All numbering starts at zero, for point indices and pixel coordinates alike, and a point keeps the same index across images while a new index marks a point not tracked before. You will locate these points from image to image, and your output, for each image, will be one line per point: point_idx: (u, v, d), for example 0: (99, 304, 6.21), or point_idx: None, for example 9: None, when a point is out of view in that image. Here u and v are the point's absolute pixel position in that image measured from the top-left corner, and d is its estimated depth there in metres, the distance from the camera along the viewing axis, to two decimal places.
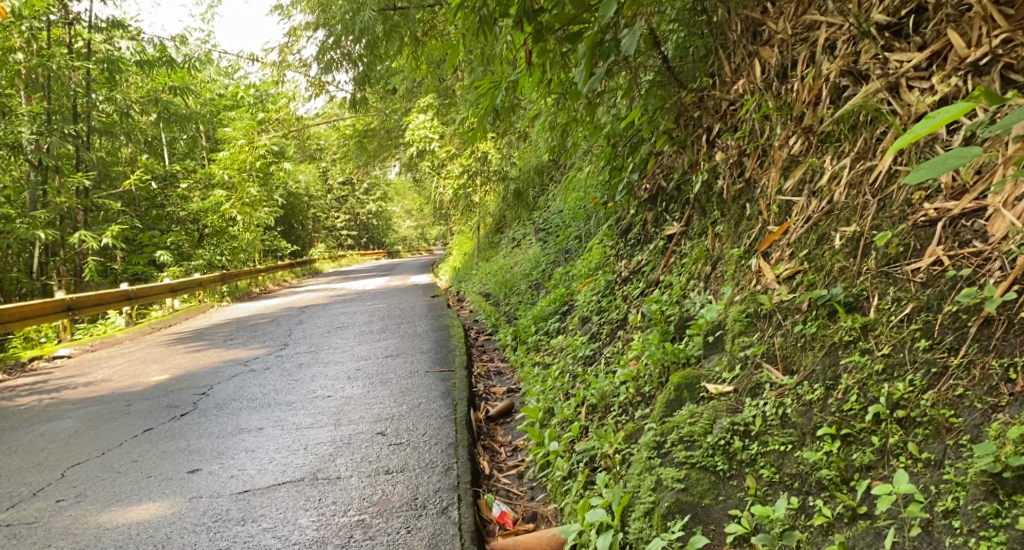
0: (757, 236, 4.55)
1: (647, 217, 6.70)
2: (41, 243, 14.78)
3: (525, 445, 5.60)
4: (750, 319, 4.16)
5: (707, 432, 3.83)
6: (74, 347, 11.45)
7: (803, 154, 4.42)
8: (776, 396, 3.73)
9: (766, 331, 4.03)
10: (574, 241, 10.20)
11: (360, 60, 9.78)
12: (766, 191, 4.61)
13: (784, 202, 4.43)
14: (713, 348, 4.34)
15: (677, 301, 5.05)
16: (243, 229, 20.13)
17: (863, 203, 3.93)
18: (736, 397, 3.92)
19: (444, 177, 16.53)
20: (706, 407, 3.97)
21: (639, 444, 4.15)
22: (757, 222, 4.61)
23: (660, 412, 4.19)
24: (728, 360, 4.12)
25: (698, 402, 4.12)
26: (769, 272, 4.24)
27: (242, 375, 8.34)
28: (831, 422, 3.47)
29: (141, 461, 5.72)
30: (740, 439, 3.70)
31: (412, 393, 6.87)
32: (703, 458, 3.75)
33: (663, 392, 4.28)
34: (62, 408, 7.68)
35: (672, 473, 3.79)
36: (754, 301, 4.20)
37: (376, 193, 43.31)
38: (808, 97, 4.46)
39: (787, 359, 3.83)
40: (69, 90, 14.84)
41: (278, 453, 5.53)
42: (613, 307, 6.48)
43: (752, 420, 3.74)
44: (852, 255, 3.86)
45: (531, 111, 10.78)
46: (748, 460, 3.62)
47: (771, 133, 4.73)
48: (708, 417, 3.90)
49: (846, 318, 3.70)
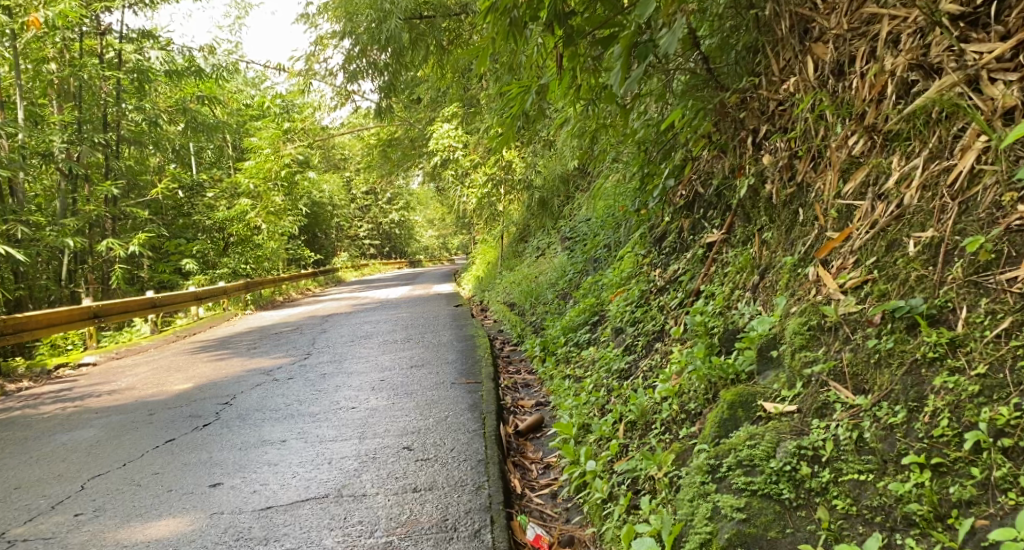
0: (814, 243, 4.32)
1: (683, 224, 6.44)
2: (70, 251, 14.72)
3: (557, 463, 5.34)
4: (813, 333, 3.91)
5: (770, 457, 3.62)
6: (99, 355, 11.33)
7: (865, 155, 4.18)
8: (849, 418, 3.52)
9: (832, 346, 3.81)
10: (602, 250, 9.92)
11: (387, 68, 9.58)
12: (823, 195, 4.39)
13: (844, 206, 4.21)
14: (769, 364, 4.12)
15: (723, 312, 4.81)
16: (267, 238, 20.64)
17: (940, 206, 3.69)
18: (801, 418, 3.70)
19: (468, 186, 16.30)
20: (767, 429, 3.76)
21: (689, 466, 3.94)
22: (813, 228, 4.38)
23: (714, 432, 3.97)
24: (789, 377, 3.91)
25: (755, 422, 3.91)
26: (831, 282, 4.00)
27: (265, 385, 8.14)
28: (919, 450, 3.27)
29: (161, 473, 5.52)
30: (809, 465, 3.50)
31: (438, 405, 6.63)
32: (764, 485, 3.55)
33: (715, 410, 4.06)
34: (84, 417, 7.51)
35: (731, 502, 3.58)
36: (817, 313, 3.95)
37: (399, 203, 43.21)
38: (869, 94, 4.21)
39: (857, 378, 3.62)
40: (99, 99, 14.82)
41: (301, 467, 5.31)
42: (648, 318, 6.20)
43: (822, 444, 3.52)
44: (930, 263, 3.63)
45: (559, 118, 10.57)
46: (818, 489, 3.42)
47: (827, 134, 4.48)
48: (771, 440, 3.69)
49: (929, 332, 3.47)
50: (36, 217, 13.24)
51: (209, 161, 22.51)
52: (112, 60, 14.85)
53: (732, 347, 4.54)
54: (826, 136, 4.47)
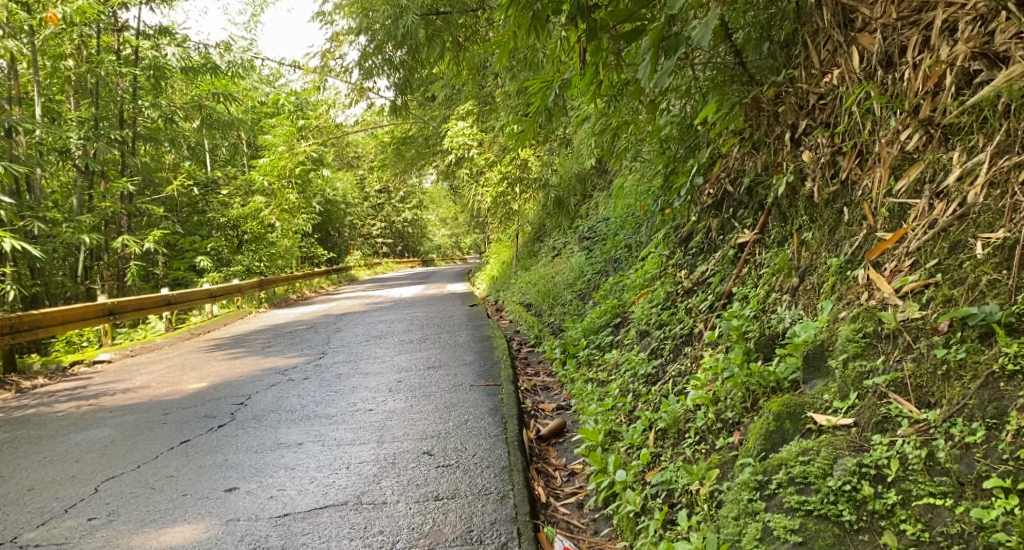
0: (863, 244, 4.21)
1: (710, 224, 6.24)
2: (86, 247, 14.63)
3: (582, 471, 5.15)
4: (869, 341, 3.82)
5: (826, 475, 3.54)
6: (115, 352, 11.22)
7: (920, 150, 4.08)
8: (917, 435, 3.44)
9: (891, 355, 3.71)
10: (622, 250, 9.72)
11: (403, 65, 9.38)
12: (871, 193, 4.28)
13: (896, 205, 4.10)
14: (814, 373, 4.01)
15: (760, 316, 4.65)
16: (281, 236, 20.43)
17: (1011, 204, 3.62)
18: (858, 432, 3.62)
19: (483, 185, 16.12)
20: (820, 443, 3.67)
21: (733, 480, 3.86)
22: (861, 228, 4.27)
23: (759, 446, 3.88)
24: (840, 387, 3.81)
25: (804, 435, 3.81)
26: (886, 285, 3.91)
27: (281, 385, 7.99)
28: (1002, 473, 3.21)
29: (175, 476, 5.36)
30: (871, 485, 3.43)
31: (458, 408, 6.46)
32: (820, 505, 3.49)
33: (759, 421, 3.98)
34: (99, 416, 7.37)
35: (784, 523, 3.53)
36: (872, 320, 3.85)
37: (412, 201, 43.00)
38: (924, 86, 4.12)
39: (921, 390, 3.54)
40: (116, 96, 14.73)
41: (318, 472, 5.14)
42: (676, 320, 6.00)
43: (886, 461, 3.45)
44: (1003, 266, 3.56)
45: (577, 115, 10.38)
46: (882, 511, 3.36)
47: (874, 129, 4.35)
48: (827, 456, 3.60)
49: (1008, 342, 3.40)
50: (54, 213, 13.16)
51: (224, 158, 22.41)
52: (129, 56, 14.74)
53: (772, 353, 4.38)
54: (874, 131, 4.34)
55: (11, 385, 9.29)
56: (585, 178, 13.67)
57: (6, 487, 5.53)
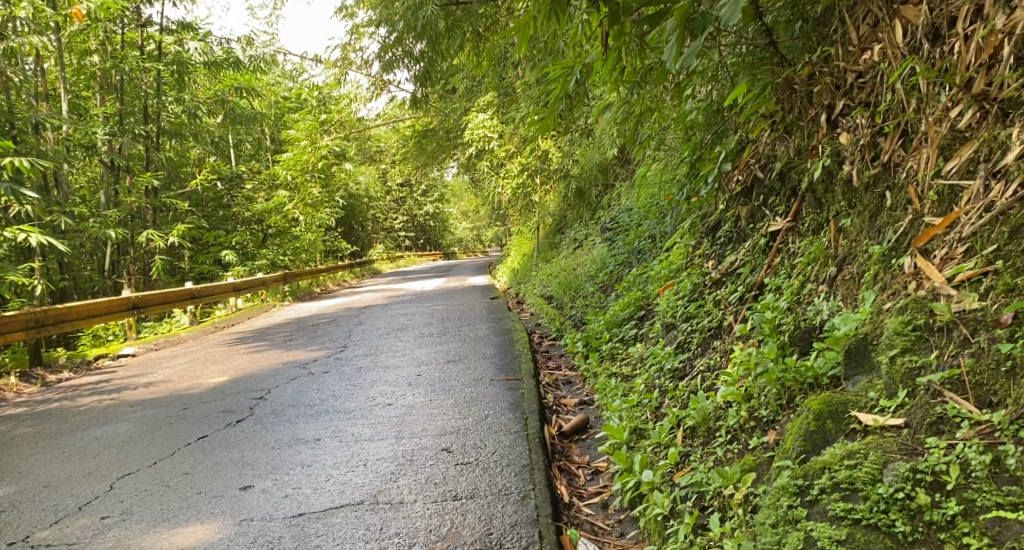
0: (908, 231, 3.98)
1: (740, 212, 6.04)
2: (112, 242, 14.60)
3: (606, 469, 4.95)
4: (920, 334, 3.59)
5: (876, 481, 3.32)
6: (139, 346, 11.14)
7: (974, 128, 3.84)
8: (979, 439, 3.23)
9: (945, 350, 3.50)
10: (646, 241, 9.50)
11: (423, 57, 9.30)
12: (918, 175, 4.04)
13: (946, 187, 3.86)
14: (857, 369, 3.78)
15: (795, 307, 4.43)
16: (305, 230, 19.85)
17: None
18: (910, 435, 3.39)
19: (503, 177, 15.92)
20: (866, 445, 3.44)
21: (770, 484, 3.64)
22: (906, 213, 4.03)
23: (798, 447, 3.65)
24: (886, 385, 3.59)
25: (848, 436, 3.59)
26: (938, 274, 3.67)
27: (301, 379, 7.85)
28: None
29: (191, 473, 5.20)
30: (928, 493, 3.21)
31: (478, 403, 6.27)
32: (870, 513, 3.27)
33: (797, 420, 3.74)
34: (120, 411, 7.24)
35: (829, 533, 3.30)
36: (922, 312, 3.63)
37: (433, 194, 42.84)
38: (977, 58, 3.87)
39: (982, 388, 3.32)
40: (140, 92, 14.64)
41: (335, 469, 4.94)
42: (704, 312, 5.79)
43: (945, 467, 3.23)
44: None
45: (599, 102, 10.17)
46: (942, 522, 3.15)
47: (920, 107, 4.12)
48: (876, 459, 3.38)
49: None
50: (80, 208, 13.13)
51: (248, 153, 22.38)
52: (153, 50, 14.66)
53: (809, 347, 4.15)
54: (920, 109, 4.10)
55: (35, 378, 9.20)
56: (607, 167, 13.40)
57: (22, 484, 5.38)
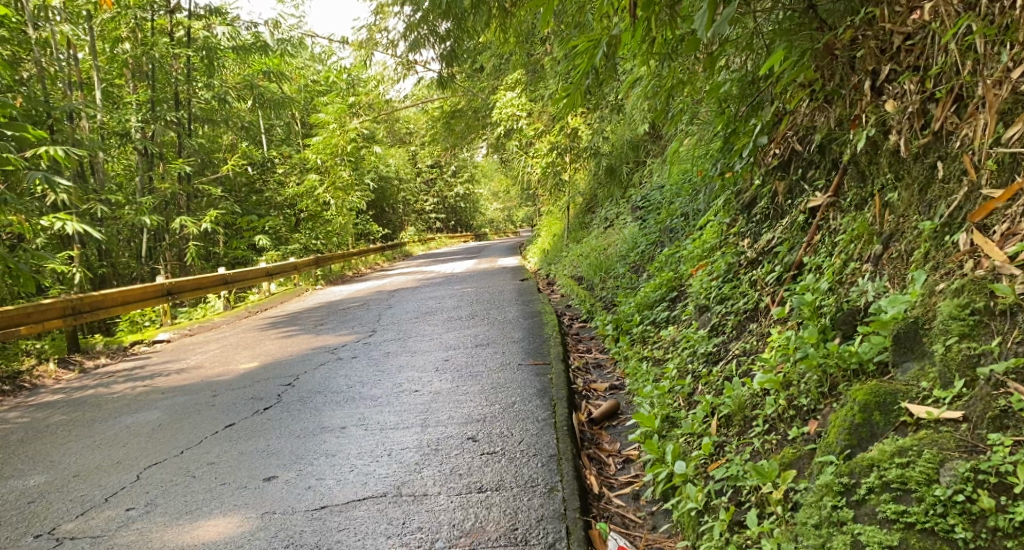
0: (963, 204, 3.72)
1: (777, 187, 5.86)
2: (148, 229, 14.60)
3: (637, 459, 4.77)
4: (979, 319, 3.35)
5: (932, 482, 3.12)
6: (173, 331, 11.09)
7: None
8: None
9: (1008, 336, 3.25)
10: (679, 219, 9.25)
11: (448, 35, 9.27)
12: (973, 143, 3.78)
13: (1005, 155, 3.59)
14: (907, 355, 3.54)
15: (837, 289, 4.21)
16: (337, 213, 20.02)
17: None
18: (970, 430, 3.17)
19: (532, 156, 15.65)
20: (921, 441, 3.23)
21: (815, 481, 3.43)
22: (962, 184, 3.77)
23: (843, 442, 3.43)
24: (940, 374, 3.35)
25: (897, 429, 3.36)
26: (998, 252, 3.42)
27: (329, 365, 7.73)
28: None
29: (217, 464, 4.88)
30: (991, 496, 3.01)
31: (505, 390, 6.10)
32: (926, 517, 3.08)
33: (841, 412, 3.53)
34: (151, 397, 7.11)
35: (880, 539, 3.11)
36: (981, 293, 3.38)
37: (464, 175, 42.60)
38: None
39: None
40: (172, 79, 14.54)
41: (359, 458, 4.75)
42: (739, 294, 5.60)
43: (1010, 467, 3.02)
44: None
45: (630, 77, 9.90)
46: (1007, 528, 2.95)
47: (976, 69, 3.84)
48: (932, 456, 3.17)
49: None
50: (115, 195, 13.15)
51: (280, 138, 22.30)
52: (183, 36, 14.54)
53: (851, 331, 3.92)
54: (977, 71, 3.83)
55: (73, 364, 9.20)
56: (638, 143, 13.09)
57: (51, 474, 5.09)
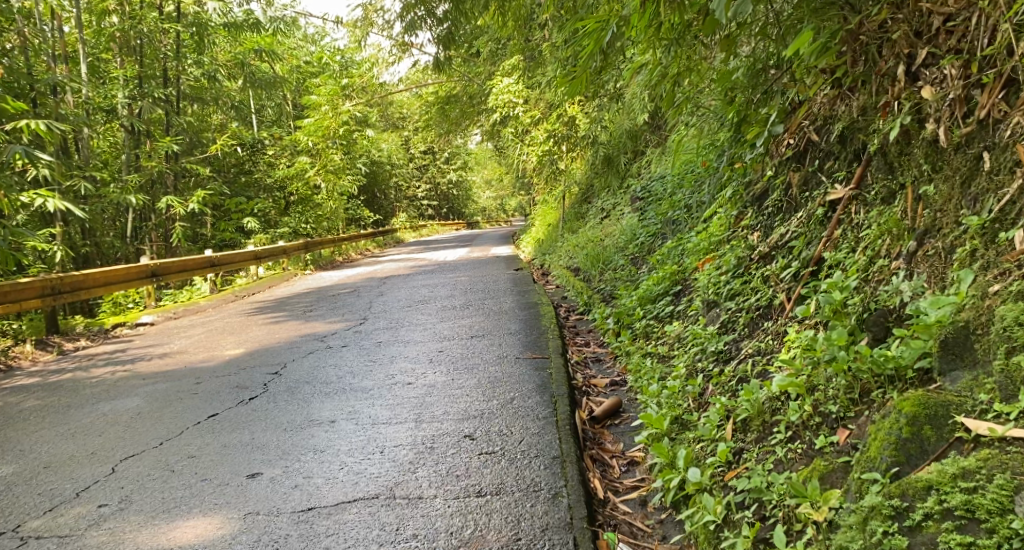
0: (1016, 199, 3.46)
1: (791, 179, 5.60)
2: (133, 208, 14.26)
3: (643, 461, 4.51)
4: None
5: (1006, 512, 2.81)
6: (156, 314, 10.77)
7: None
8: None
9: None
10: (681, 211, 8.97)
11: (445, 18, 9.02)
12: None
13: None
14: (957, 362, 3.27)
15: (868, 288, 3.96)
16: (326, 197, 19.90)
17: None
18: None
19: (528, 144, 15.34)
20: (990, 465, 2.91)
21: (853, 498, 3.17)
22: (1014, 177, 3.52)
23: (890, 458, 3.13)
24: (1005, 386, 3.06)
25: (953, 447, 3.07)
26: None
27: (318, 353, 7.45)
28: None
29: (197, 457, 4.60)
30: None
31: (503, 384, 5.83)
32: None
33: (885, 424, 3.23)
34: (131, 383, 6.82)
35: None
36: None
37: (457, 162, 42.20)
38: None
39: None
40: (161, 55, 14.24)
41: (349, 456, 4.48)
42: (750, 290, 5.35)
43: None
44: None
45: (632, 64, 9.63)
46: None
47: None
48: (1006, 483, 2.85)
49: None
50: (101, 172, 12.82)
51: (271, 120, 21.90)
52: (172, 11, 14.21)
53: (884, 334, 3.66)
54: None
55: (51, 346, 8.89)
56: (637, 133, 12.82)
57: (20, 465, 4.79)
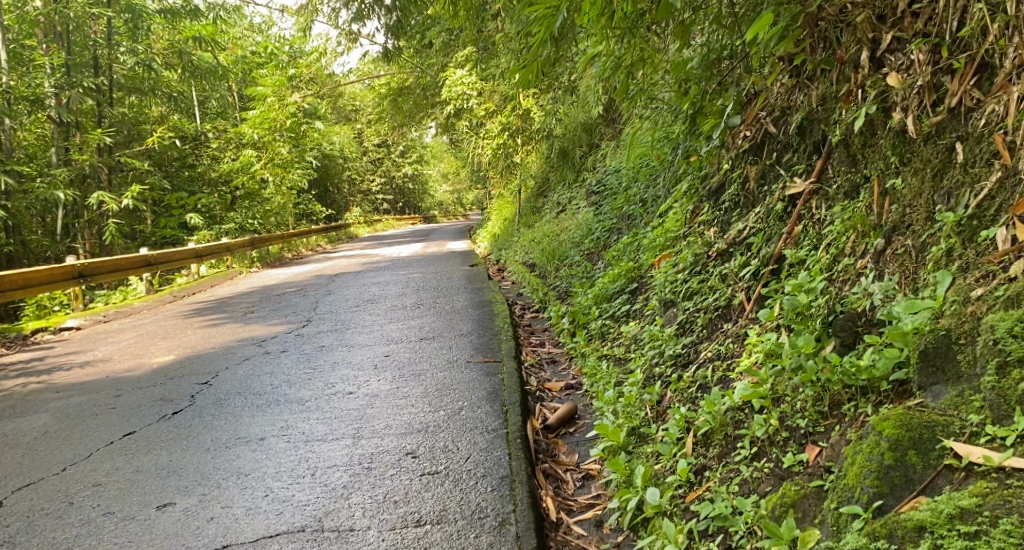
0: (997, 196, 3.21)
1: (749, 172, 5.36)
2: (63, 204, 13.65)
3: (599, 476, 4.23)
4: None
5: None
6: (84, 318, 10.24)
7: None
8: None
9: None
10: (636, 206, 8.70)
11: (393, 7, 8.66)
12: (1002, 121, 3.29)
13: None
14: (940, 377, 3.01)
15: (834, 290, 3.71)
16: (274, 191, 19.27)
17: None
18: None
19: (482, 137, 15.00)
20: (991, 504, 2.63)
21: (834, 537, 2.89)
22: (993, 170, 3.27)
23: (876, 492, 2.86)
24: (1001, 410, 2.79)
25: (945, 477, 2.80)
26: None
27: (255, 360, 7.05)
28: None
29: (103, 486, 4.21)
30: None
31: (451, 392, 5.51)
32: None
33: (866, 448, 2.96)
34: (43, 397, 6.35)
35: None
36: None
37: (413, 155, 41.60)
38: None
39: None
40: (90, 43, 13.85)
41: (276, 480, 4.15)
42: (707, 289, 5.10)
43: None
44: None
45: (584, 53, 9.35)
46: None
47: (1005, 34, 3.34)
48: (1011, 526, 2.57)
49: None
50: (24, 167, 12.52)
51: (215, 111, 21.23)
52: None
53: (854, 340, 3.40)
54: (1009, 36, 3.31)
55: None
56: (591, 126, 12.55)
57: None
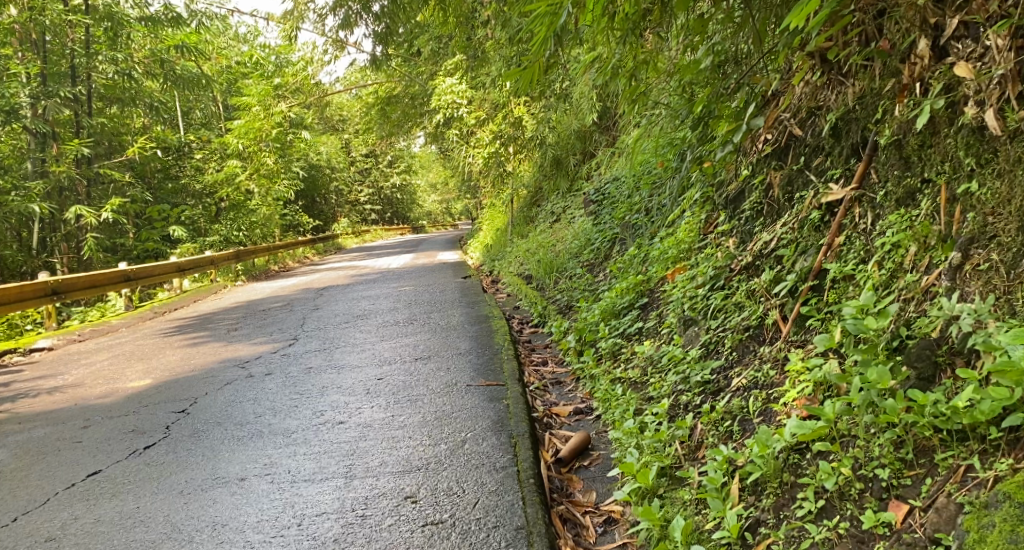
0: None
1: (771, 178, 4.87)
2: (38, 217, 13.09)
3: (626, 519, 3.78)
4: None
5: None
6: (56, 338, 9.66)
7: None
8: None
9: None
10: (640, 216, 8.20)
11: (382, 14, 8.23)
12: None
13: None
14: None
15: (899, 312, 3.29)
16: (260, 203, 18.72)
17: None
18: None
19: (473, 147, 14.51)
20: None
21: None
22: None
23: None
24: None
25: None
26: None
27: (237, 384, 6.52)
28: None
29: (59, 542, 3.77)
30: None
31: (453, 421, 5.01)
32: None
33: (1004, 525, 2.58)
34: (6, 428, 5.81)
35: None
36: None
37: (401, 165, 41.01)
38: None
39: None
40: (66, 52, 13.27)
41: (256, 533, 3.71)
42: (731, 308, 4.60)
43: None
44: None
45: (581, 57, 8.92)
46: None
47: None
48: None
49: None
50: None
51: (199, 121, 20.67)
52: (80, 4, 13.35)
53: (935, 371, 3.02)
54: None
55: None
56: (585, 135, 12.12)
57: None
